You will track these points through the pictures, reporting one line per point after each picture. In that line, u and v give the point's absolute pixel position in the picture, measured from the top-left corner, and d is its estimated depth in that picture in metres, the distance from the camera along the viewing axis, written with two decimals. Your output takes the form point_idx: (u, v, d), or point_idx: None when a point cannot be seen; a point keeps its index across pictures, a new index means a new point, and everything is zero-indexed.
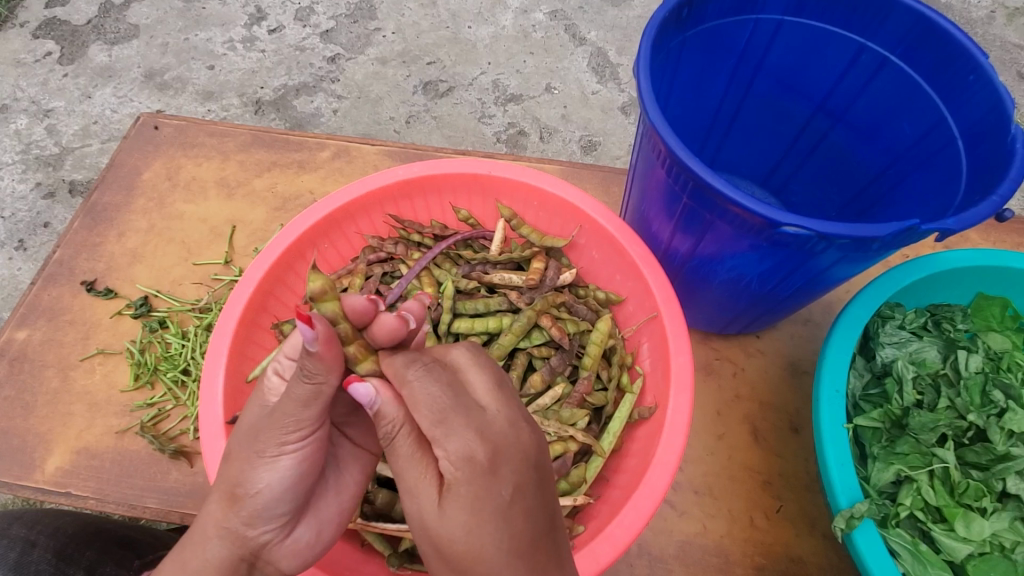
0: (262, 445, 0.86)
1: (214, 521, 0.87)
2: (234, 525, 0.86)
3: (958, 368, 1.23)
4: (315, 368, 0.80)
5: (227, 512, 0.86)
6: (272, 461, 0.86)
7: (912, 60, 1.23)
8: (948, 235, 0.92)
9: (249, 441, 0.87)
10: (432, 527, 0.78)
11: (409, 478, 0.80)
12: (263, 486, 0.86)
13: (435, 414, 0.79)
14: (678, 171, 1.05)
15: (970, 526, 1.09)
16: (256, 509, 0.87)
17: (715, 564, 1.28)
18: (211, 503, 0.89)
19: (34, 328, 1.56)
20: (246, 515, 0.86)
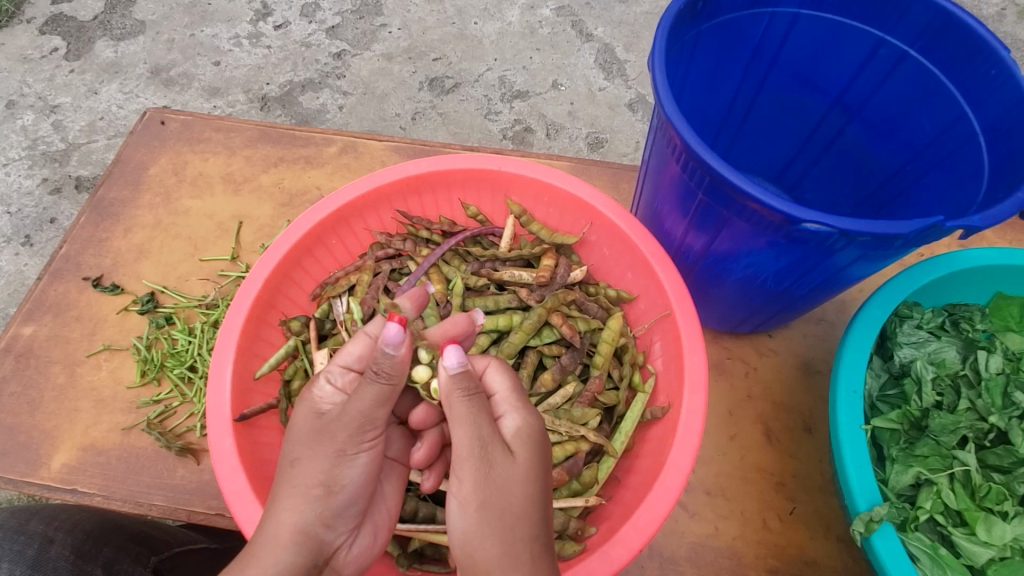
0: (342, 443, 0.87)
1: (285, 522, 0.84)
2: (313, 528, 0.84)
3: (978, 369, 1.20)
4: (390, 370, 0.85)
5: (304, 513, 0.84)
6: (354, 459, 0.88)
7: (932, 55, 1.20)
8: (973, 233, 0.90)
9: (324, 442, 0.87)
10: (494, 483, 0.82)
11: (481, 429, 0.84)
12: (346, 483, 0.88)
13: (510, 383, 0.92)
14: (694, 167, 1.02)
15: (991, 530, 1.06)
16: (334, 510, 0.87)
17: (728, 566, 1.26)
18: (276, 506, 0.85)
19: (40, 324, 1.55)
20: (326, 516, 0.86)
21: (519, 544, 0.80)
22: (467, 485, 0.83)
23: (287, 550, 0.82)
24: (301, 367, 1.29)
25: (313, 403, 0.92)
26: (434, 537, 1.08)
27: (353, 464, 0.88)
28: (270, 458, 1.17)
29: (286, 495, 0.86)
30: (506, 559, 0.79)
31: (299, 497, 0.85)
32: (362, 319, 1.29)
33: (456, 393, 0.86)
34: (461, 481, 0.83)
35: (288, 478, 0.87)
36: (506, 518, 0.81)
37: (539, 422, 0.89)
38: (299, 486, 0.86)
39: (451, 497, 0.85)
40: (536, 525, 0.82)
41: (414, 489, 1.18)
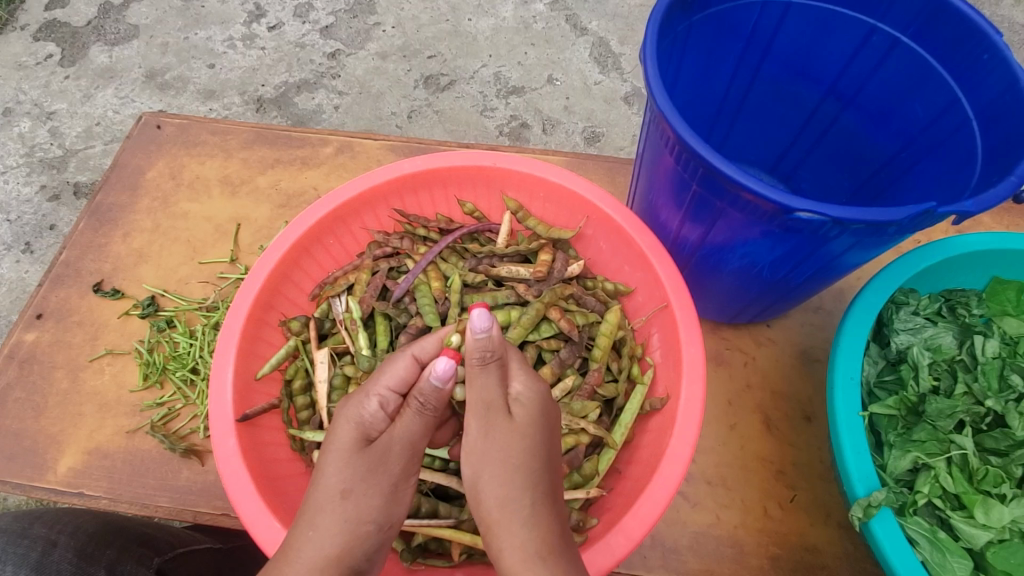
0: (397, 477, 0.88)
1: (331, 554, 0.81)
2: (358, 561, 0.82)
3: (974, 353, 1.21)
4: (435, 401, 0.89)
5: (352, 545, 0.82)
6: (404, 495, 0.88)
7: (924, 41, 1.21)
8: (966, 218, 0.90)
9: (379, 472, 0.86)
10: (496, 431, 0.85)
11: (486, 390, 0.87)
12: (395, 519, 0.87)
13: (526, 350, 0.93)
14: (688, 159, 1.03)
15: (989, 513, 1.07)
16: (377, 544, 0.85)
17: (730, 554, 1.27)
18: (320, 534, 0.82)
19: (42, 330, 1.56)
20: (371, 550, 0.84)
21: (517, 491, 0.82)
22: (473, 436, 0.86)
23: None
24: (302, 367, 1.30)
25: (365, 428, 0.90)
26: (437, 531, 1.10)
27: (402, 499, 0.88)
28: (272, 458, 1.18)
29: (340, 527, 0.82)
30: (507, 504, 0.81)
31: (350, 531, 0.83)
32: (361, 318, 1.31)
33: (474, 357, 0.85)
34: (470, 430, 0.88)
35: (340, 509, 0.84)
36: (505, 466, 0.83)
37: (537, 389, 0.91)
38: (352, 519, 0.83)
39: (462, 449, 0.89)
40: (534, 473, 0.83)
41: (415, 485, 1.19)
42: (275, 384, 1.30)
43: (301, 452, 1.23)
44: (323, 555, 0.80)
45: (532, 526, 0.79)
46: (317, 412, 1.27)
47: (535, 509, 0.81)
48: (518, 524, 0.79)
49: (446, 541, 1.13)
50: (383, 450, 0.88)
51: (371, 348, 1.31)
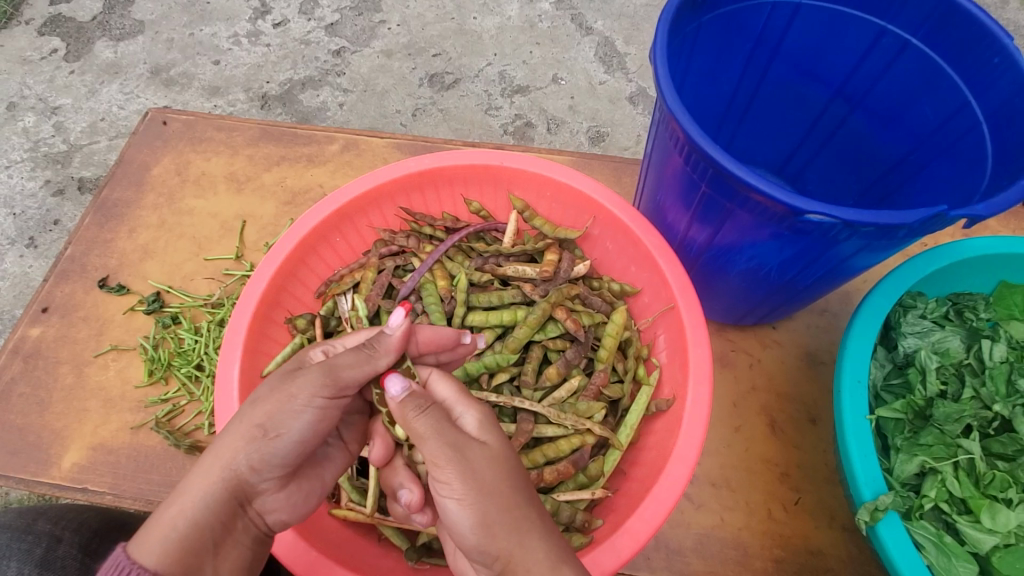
0: (299, 393, 0.89)
1: (225, 452, 0.87)
2: (245, 468, 0.87)
3: (982, 358, 1.21)
4: (376, 346, 0.94)
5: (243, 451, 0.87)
6: (302, 413, 0.89)
7: (934, 43, 1.20)
8: (977, 221, 0.90)
9: (285, 386, 0.90)
10: (474, 467, 0.82)
11: (445, 435, 0.84)
12: (288, 432, 0.89)
13: (456, 388, 0.94)
14: (698, 159, 1.03)
15: (996, 517, 1.07)
16: (270, 455, 0.89)
17: (734, 557, 1.27)
18: (224, 435, 0.89)
19: (47, 325, 1.56)
20: (257, 458, 0.88)
21: (521, 514, 0.81)
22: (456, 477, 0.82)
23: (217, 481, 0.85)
24: None
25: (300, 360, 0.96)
26: None
27: (301, 417, 0.89)
28: None
29: (234, 430, 0.88)
30: (519, 528, 0.81)
31: (240, 437, 0.87)
32: (367, 317, 1.31)
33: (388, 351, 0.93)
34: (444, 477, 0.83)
35: (246, 415, 0.89)
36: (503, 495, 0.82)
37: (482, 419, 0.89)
38: (249, 422, 0.88)
39: (446, 499, 0.84)
40: (525, 489, 0.84)
41: None
42: None
43: None
44: (218, 458, 0.87)
45: (548, 543, 0.81)
46: None
47: (543, 526, 0.83)
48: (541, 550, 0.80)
49: None
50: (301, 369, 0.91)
51: None
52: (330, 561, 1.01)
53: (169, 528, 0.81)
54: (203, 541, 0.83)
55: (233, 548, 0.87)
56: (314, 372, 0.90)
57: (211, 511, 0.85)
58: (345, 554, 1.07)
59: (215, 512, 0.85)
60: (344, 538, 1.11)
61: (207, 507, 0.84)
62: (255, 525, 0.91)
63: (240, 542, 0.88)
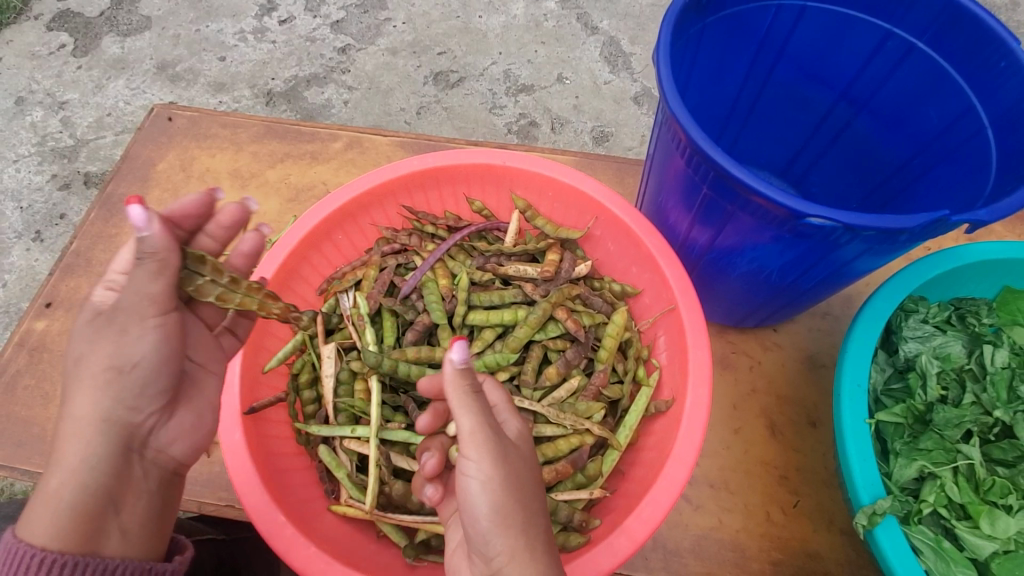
0: (111, 344, 0.89)
1: (98, 410, 0.88)
2: (112, 412, 0.89)
3: (983, 363, 1.21)
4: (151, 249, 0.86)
5: (101, 401, 0.89)
6: (138, 336, 0.91)
7: (940, 47, 1.20)
8: (979, 227, 0.90)
9: (103, 334, 0.90)
10: (509, 451, 0.87)
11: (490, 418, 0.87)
12: (139, 361, 0.91)
13: (504, 395, 0.97)
14: (699, 161, 1.02)
15: (995, 523, 1.07)
16: (132, 387, 0.90)
17: (731, 559, 1.27)
18: (77, 398, 0.89)
19: (52, 319, 1.57)
20: (126, 398, 0.90)
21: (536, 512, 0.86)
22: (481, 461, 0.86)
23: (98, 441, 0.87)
24: (308, 361, 1.28)
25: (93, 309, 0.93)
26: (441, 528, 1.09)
27: (128, 342, 0.90)
28: (279, 451, 1.17)
29: (85, 389, 0.89)
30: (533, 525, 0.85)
31: (100, 389, 0.88)
32: (368, 314, 1.30)
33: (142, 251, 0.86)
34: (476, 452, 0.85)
35: (97, 367, 0.89)
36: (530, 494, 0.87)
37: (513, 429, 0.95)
38: (88, 375, 0.89)
39: (468, 477, 0.85)
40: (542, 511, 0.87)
41: None
42: (282, 377, 1.29)
43: (306, 446, 1.21)
44: (99, 419, 0.88)
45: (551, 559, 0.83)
46: (323, 407, 1.26)
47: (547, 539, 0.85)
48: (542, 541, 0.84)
49: None
50: (106, 323, 0.90)
51: (378, 345, 1.29)
52: (329, 557, 1.02)
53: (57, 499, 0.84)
54: (104, 501, 0.87)
55: (138, 499, 0.91)
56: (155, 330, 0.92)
57: (99, 469, 0.87)
58: (344, 549, 1.07)
59: (104, 471, 0.87)
60: (344, 533, 1.12)
61: (93, 470, 0.86)
62: (155, 466, 0.95)
63: (148, 489, 0.93)
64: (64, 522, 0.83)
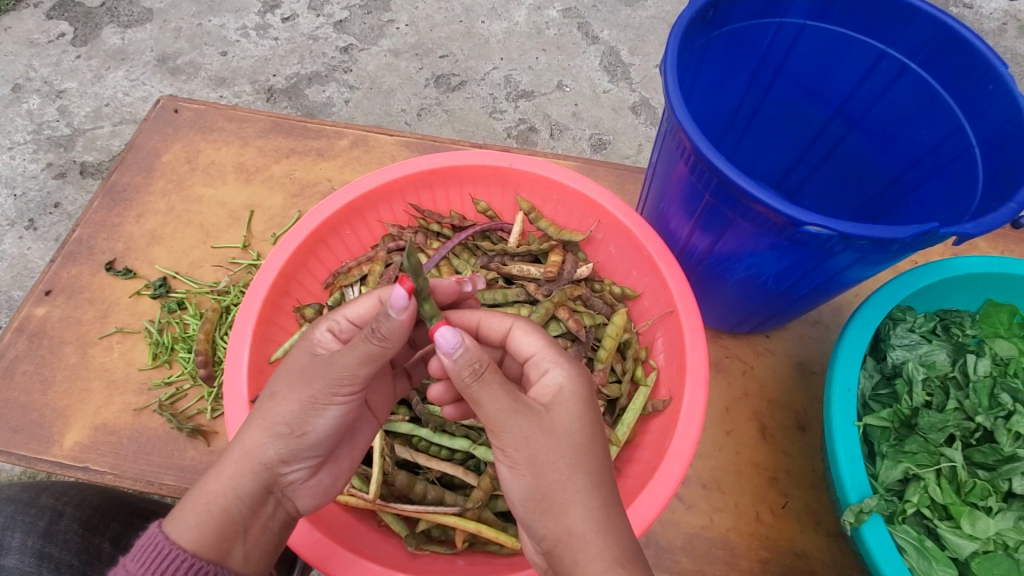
0: (316, 392, 0.91)
1: (255, 457, 0.92)
2: (273, 459, 0.92)
3: (966, 372, 1.25)
4: (384, 331, 0.85)
5: (266, 449, 0.92)
6: (323, 410, 0.92)
7: (932, 68, 1.25)
8: (966, 239, 0.94)
9: (298, 386, 0.91)
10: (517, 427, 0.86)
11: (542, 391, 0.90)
12: (311, 428, 0.93)
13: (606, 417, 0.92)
14: (703, 169, 1.06)
15: (975, 523, 1.12)
16: (296, 449, 0.93)
17: (722, 556, 1.31)
18: (246, 436, 0.93)
19: (52, 305, 1.58)
20: (284, 451, 0.92)
21: (612, 506, 0.85)
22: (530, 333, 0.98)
23: (245, 479, 0.91)
24: None
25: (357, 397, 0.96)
26: (441, 518, 1.12)
27: (320, 412, 0.92)
28: None
29: (257, 424, 0.92)
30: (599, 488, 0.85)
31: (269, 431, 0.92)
32: None
33: (465, 375, 0.83)
34: (563, 374, 0.91)
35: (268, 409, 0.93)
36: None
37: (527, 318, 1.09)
38: (269, 421, 0.92)
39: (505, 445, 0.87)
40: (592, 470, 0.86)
41: (423, 473, 1.21)
42: None
43: None
44: (252, 458, 0.92)
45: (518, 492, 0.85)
46: None
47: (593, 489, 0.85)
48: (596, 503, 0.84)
49: (450, 528, 1.14)
50: (317, 364, 0.91)
51: None
52: (333, 543, 1.03)
53: (224, 511, 0.90)
54: (236, 527, 0.91)
55: (263, 533, 0.94)
56: (338, 407, 0.93)
57: (244, 497, 0.91)
58: (345, 535, 1.09)
59: (246, 504, 0.91)
60: (345, 521, 1.13)
61: (234, 495, 0.91)
62: (282, 511, 0.97)
63: (268, 525, 0.95)
64: (208, 530, 0.88)
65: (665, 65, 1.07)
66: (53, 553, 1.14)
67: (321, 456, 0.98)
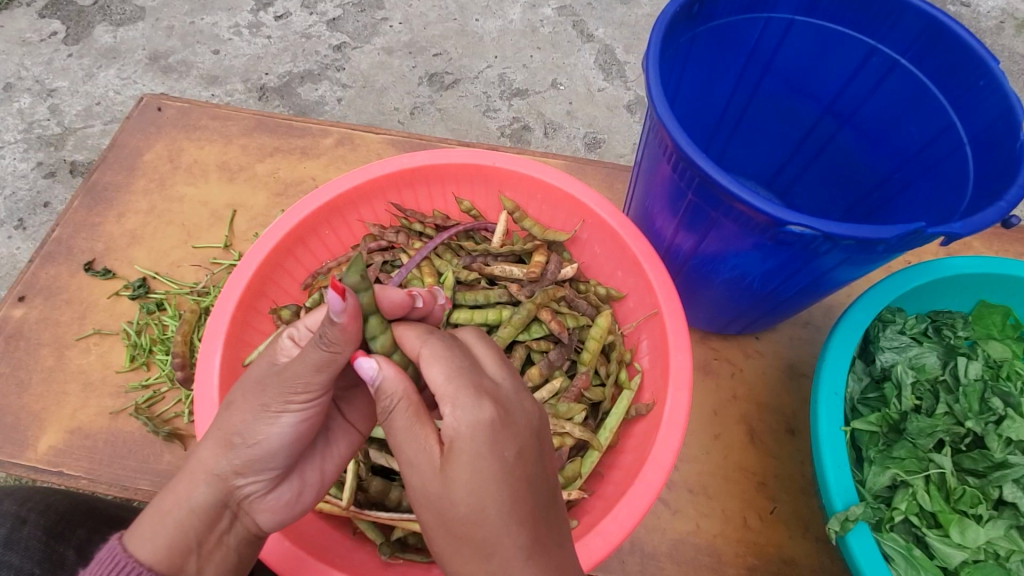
0: (266, 400, 0.87)
1: (209, 469, 0.91)
2: (226, 472, 0.91)
3: (957, 375, 1.23)
4: (334, 335, 0.80)
5: (220, 461, 0.90)
6: (275, 419, 0.89)
7: (923, 65, 1.22)
8: (954, 240, 0.91)
9: (253, 394, 0.89)
10: (431, 491, 0.78)
11: None
12: (263, 438, 0.90)
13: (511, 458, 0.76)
14: (685, 167, 1.04)
15: (965, 532, 1.09)
16: (250, 461, 0.91)
17: (708, 563, 1.28)
18: (204, 449, 0.92)
19: (30, 306, 1.55)
20: (237, 464, 0.91)
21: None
22: (440, 361, 0.82)
23: (200, 492, 0.90)
24: None
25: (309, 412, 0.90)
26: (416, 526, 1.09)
27: (272, 422, 0.89)
28: None
29: (211, 436, 0.92)
30: (494, 558, 0.74)
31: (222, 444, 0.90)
32: None
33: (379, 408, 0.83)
34: (455, 422, 0.77)
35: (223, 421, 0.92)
36: (552, 533, 0.77)
37: (476, 328, 0.92)
38: (223, 432, 0.90)
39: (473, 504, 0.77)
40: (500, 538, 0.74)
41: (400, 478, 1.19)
42: None
43: None
44: (207, 471, 0.90)
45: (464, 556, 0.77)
46: None
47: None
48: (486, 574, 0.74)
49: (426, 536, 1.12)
50: (274, 372, 0.89)
51: None
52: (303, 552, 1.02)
53: (178, 525, 0.89)
54: (188, 541, 0.89)
55: (219, 549, 0.92)
56: (294, 416, 0.89)
57: (197, 510, 0.90)
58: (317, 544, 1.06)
59: (199, 517, 0.90)
60: (320, 528, 1.11)
61: (189, 507, 0.90)
62: (241, 525, 0.95)
63: (225, 539, 0.93)
64: (162, 544, 0.87)
65: (647, 68, 1.04)
66: (13, 561, 1.10)
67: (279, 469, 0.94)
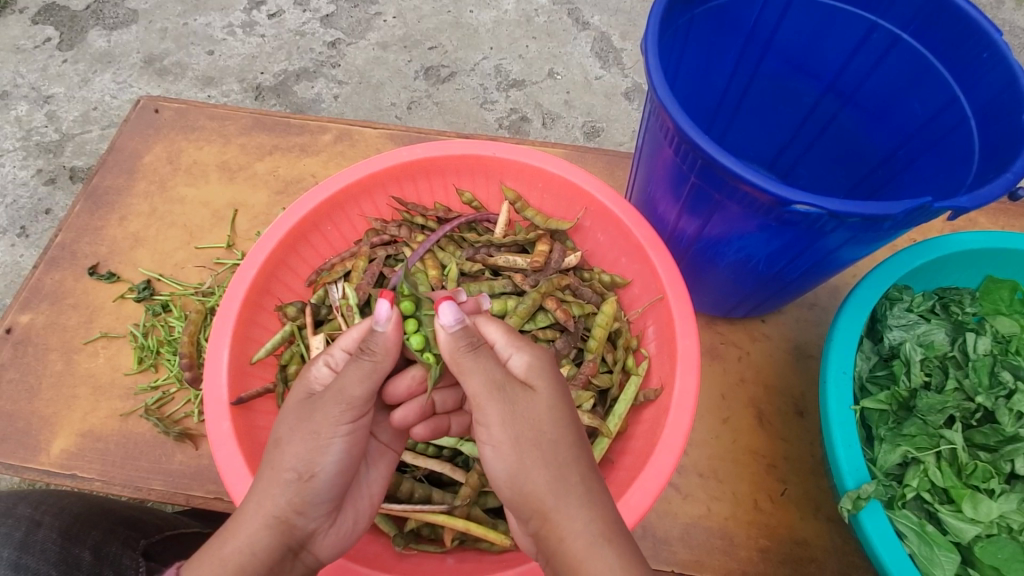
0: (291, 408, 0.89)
1: (271, 509, 0.86)
2: (287, 511, 0.87)
3: (966, 351, 1.23)
4: (377, 346, 0.90)
5: (280, 500, 0.86)
6: (330, 446, 0.89)
7: (924, 39, 1.21)
8: (961, 214, 0.91)
9: (296, 422, 0.90)
10: (547, 398, 0.89)
11: None
12: (322, 470, 0.89)
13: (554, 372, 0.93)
14: (687, 150, 1.03)
15: (977, 507, 1.09)
16: (310, 496, 0.89)
17: (720, 546, 1.28)
18: (258, 492, 0.87)
19: (36, 312, 1.55)
20: (299, 500, 0.88)
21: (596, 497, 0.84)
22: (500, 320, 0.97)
23: (263, 535, 0.85)
24: (297, 352, 1.30)
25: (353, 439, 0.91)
26: (430, 517, 1.10)
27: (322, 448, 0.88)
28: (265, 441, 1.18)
29: (268, 476, 0.88)
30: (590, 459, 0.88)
31: (282, 483, 0.87)
32: (358, 305, 1.29)
33: (461, 346, 0.87)
34: (528, 356, 0.91)
35: (273, 456, 0.89)
36: None
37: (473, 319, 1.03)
38: (279, 468, 0.88)
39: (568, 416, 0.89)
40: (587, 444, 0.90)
41: (409, 471, 1.20)
42: (271, 368, 1.30)
43: None
44: (270, 513, 0.86)
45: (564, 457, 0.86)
46: None
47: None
48: (580, 477, 0.84)
49: (439, 526, 1.13)
50: (316, 400, 0.91)
51: None
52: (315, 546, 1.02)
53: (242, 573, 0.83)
54: None
55: None
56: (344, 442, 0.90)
57: (258, 555, 0.84)
58: None
59: (263, 561, 0.85)
60: None
61: (252, 552, 0.84)
62: (300, 564, 0.92)
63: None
64: None
65: (645, 54, 1.02)
66: (30, 565, 1.09)
67: (335, 501, 0.93)
